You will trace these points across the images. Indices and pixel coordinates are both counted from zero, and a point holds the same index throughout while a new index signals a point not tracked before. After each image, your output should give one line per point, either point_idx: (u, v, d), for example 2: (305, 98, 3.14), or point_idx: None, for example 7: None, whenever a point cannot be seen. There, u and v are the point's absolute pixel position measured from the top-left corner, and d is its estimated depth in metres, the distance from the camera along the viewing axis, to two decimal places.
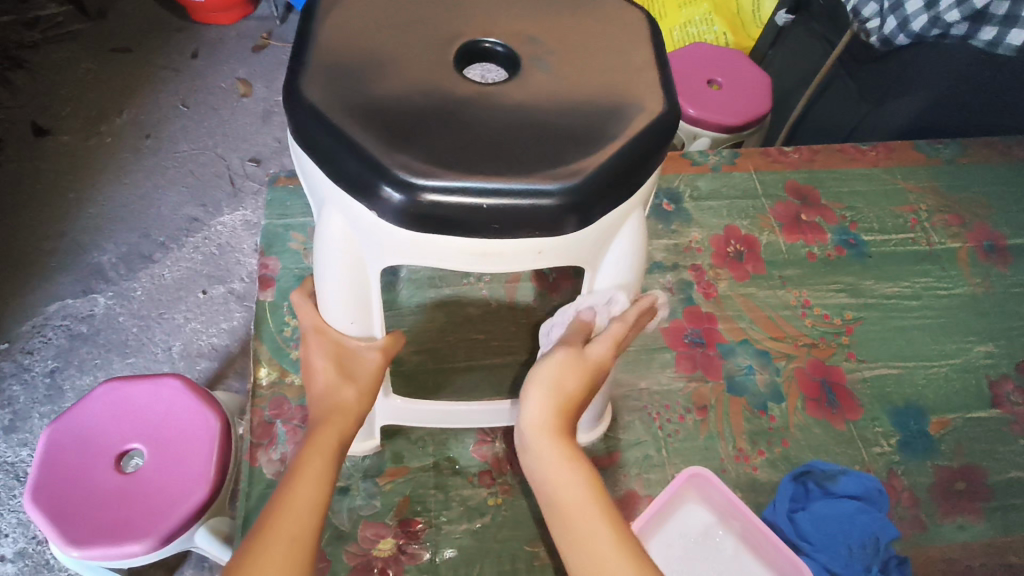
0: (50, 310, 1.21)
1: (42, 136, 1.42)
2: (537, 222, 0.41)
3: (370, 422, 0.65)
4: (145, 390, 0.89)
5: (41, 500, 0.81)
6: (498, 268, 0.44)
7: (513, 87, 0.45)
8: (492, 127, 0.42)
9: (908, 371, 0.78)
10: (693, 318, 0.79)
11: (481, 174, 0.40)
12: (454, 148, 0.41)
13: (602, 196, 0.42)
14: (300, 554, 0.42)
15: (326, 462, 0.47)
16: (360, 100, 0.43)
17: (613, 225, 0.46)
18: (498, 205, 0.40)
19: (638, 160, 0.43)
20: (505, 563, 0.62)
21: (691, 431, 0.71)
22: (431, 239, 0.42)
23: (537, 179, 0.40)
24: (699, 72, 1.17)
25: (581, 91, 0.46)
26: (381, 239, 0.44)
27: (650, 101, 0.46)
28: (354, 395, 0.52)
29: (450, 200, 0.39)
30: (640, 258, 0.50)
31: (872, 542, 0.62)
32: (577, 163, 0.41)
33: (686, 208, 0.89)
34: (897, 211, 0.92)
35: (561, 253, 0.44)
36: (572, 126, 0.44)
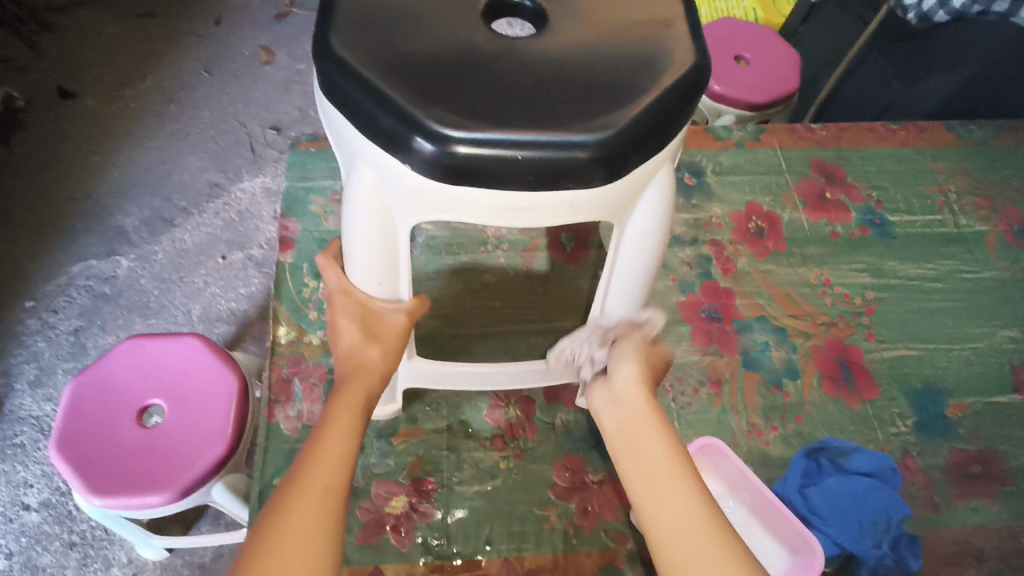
0: (74, 270, 1.23)
1: (68, 98, 1.44)
2: (567, 176, 0.41)
3: (392, 386, 0.65)
4: (165, 348, 0.91)
5: (65, 449, 0.83)
6: (528, 222, 0.44)
7: (540, 42, 0.45)
8: (521, 79, 0.42)
9: (928, 353, 0.77)
10: (711, 293, 0.79)
11: (513, 126, 0.39)
12: (484, 100, 0.40)
13: (630, 151, 0.42)
14: (330, 506, 0.43)
15: (354, 418, 0.49)
16: (389, 48, 0.42)
17: (641, 181, 0.45)
18: (532, 156, 0.40)
19: (667, 116, 0.43)
20: (515, 524, 0.63)
21: (704, 404, 0.71)
22: (463, 193, 0.42)
23: (569, 130, 0.40)
24: (728, 47, 1.14)
25: (610, 45, 0.45)
26: (411, 194, 0.43)
27: (681, 55, 0.45)
28: (377, 355, 0.52)
29: (483, 152, 0.39)
30: (668, 217, 0.50)
31: (884, 518, 0.62)
32: (607, 116, 0.41)
33: (708, 182, 0.88)
34: (924, 192, 0.90)
35: (591, 208, 0.44)
36: (601, 78, 0.43)
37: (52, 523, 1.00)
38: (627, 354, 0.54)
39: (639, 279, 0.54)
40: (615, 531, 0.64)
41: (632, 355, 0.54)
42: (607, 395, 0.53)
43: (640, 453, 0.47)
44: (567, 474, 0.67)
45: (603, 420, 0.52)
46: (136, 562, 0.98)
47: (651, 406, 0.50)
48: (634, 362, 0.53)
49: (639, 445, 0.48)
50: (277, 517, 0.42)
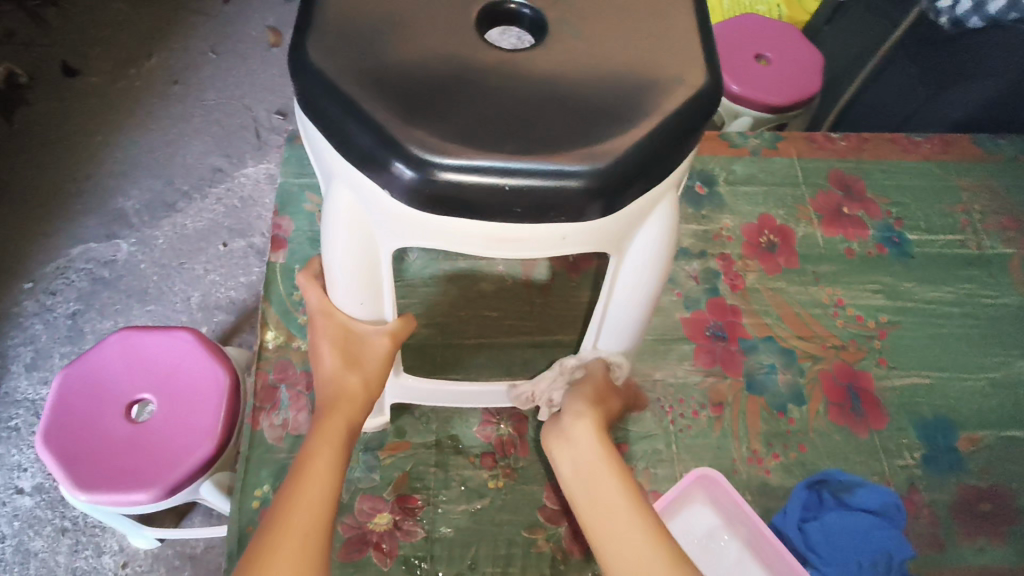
0: (74, 252, 1.22)
1: (73, 76, 1.41)
2: (559, 208, 0.38)
3: (380, 401, 0.63)
4: (157, 342, 0.89)
5: (51, 442, 0.82)
6: (517, 252, 0.41)
7: (539, 56, 0.41)
8: (514, 98, 0.39)
9: (941, 382, 0.74)
10: (716, 310, 0.76)
11: (502, 151, 0.37)
12: (474, 121, 0.37)
13: (630, 181, 0.39)
14: (311, 550, 0.41)
15: (337, 455, 0.47)
16: (373, 59, 0.39)
17: (642, 208, 0.42)
18: (521, 186, 0.37)
19: (672, 141, 0.40)
20: (502, 547, 0.61)
21: (704, 428, 0.69)
22: (448, 221, 0.39)
23: (562, 159, 0.37)
24: (749, 45, 1.10)
25: (613, 60, 0.42)
26: (394, 219, 0.41)
27: (690, 74, 0.42)
28: (359, 383, 0.51)
29: (470, 180, 0.36)
30: (670, 243, 0.47)
31: (885, 559, 0.59)
32: (606, 142, 0.38)
33: (720, 192, 0.84)
34: (947, 210, 0.86)
35: (587, 238, 0.41)
36: (602, 98, 0.40)
37: (45, 508, 1.00)
38: (579, 395, 0.56)
39: (636, 302, 0.50)
40: None
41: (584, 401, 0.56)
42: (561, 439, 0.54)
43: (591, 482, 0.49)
44: (557, 496, 0.64)
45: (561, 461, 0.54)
46: (127, 551, 0.97)
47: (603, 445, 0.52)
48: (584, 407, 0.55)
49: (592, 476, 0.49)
50: (258, 562, 0.40)
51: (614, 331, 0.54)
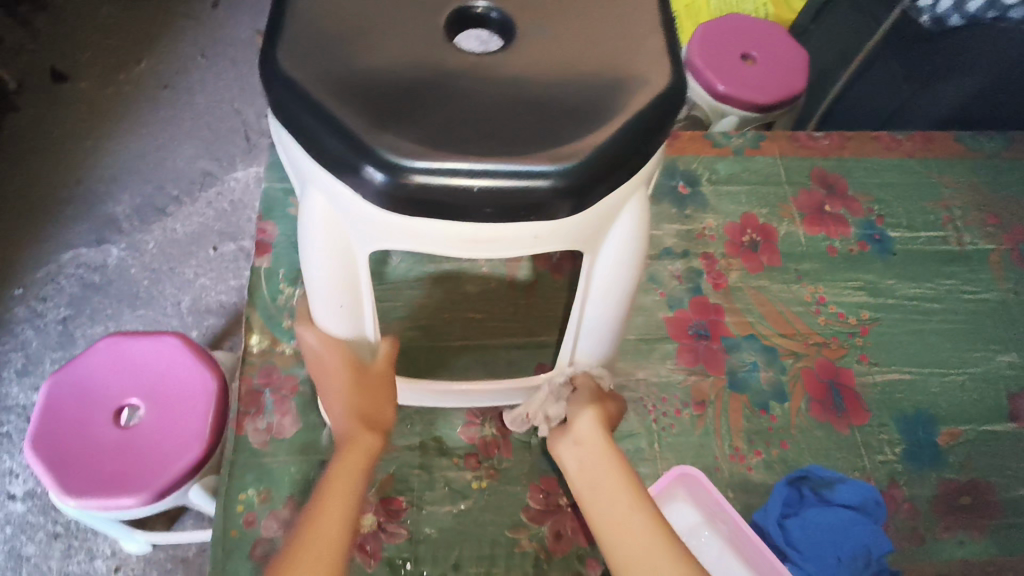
0: (65, 258, 1.22)
1: (62, 81, 1.41)
2: (528, 208, 0.38)
3: None
4: (145, 347, 0.90)
5: (41, 449, 0.82)
6: (490, 253, 0.42)
7: (508, 60, 0.42)
8: (481, 101, 0.39)
9: (922, 378, 0.74)
10: (699, 309, 0.76)
11: (470, 154, 0.37)
12: (441, 125, 0.38)
13: (597, 181, 0.39)
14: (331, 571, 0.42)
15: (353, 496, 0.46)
16: (341, 65, 0.40)
17: (612, 207, 0.43)
18: (489, 187, 0.37)
19: (639, 141, 0.40)
20: (485, 547, 0.62)
21: (686, 426, 0.69)
22: (419, 222, 0.40)
23: (529, 159, 0.37)
24: (734, 45, 1.10)
25: (580, 62, 0.42)
26: (367, 222, 0.41)
27: (657, 75, 0.42)
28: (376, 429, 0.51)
29: (439, 183, 0.37)
30: (643, 241, 0.47)
31: (864, 554, 0.60)
32: (572, 143, 0.38)
33: (703, 191, 0.85)
34: (928, 207, 0.87)
35: (559, 238, 0.42)
36: (569, 100, 0.40)
37: (36, 513, 1.00)
38: (581, 401, 0.57)
39: (613, 300, 0.51)
40: (588, 556, 0.62)
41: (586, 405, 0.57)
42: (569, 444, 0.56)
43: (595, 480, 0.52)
44: (541, 496, 0.65)
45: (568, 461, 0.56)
46: (119, 556, 0.97)
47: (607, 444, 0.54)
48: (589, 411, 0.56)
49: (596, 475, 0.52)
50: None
51: (594, 330, 0.54)
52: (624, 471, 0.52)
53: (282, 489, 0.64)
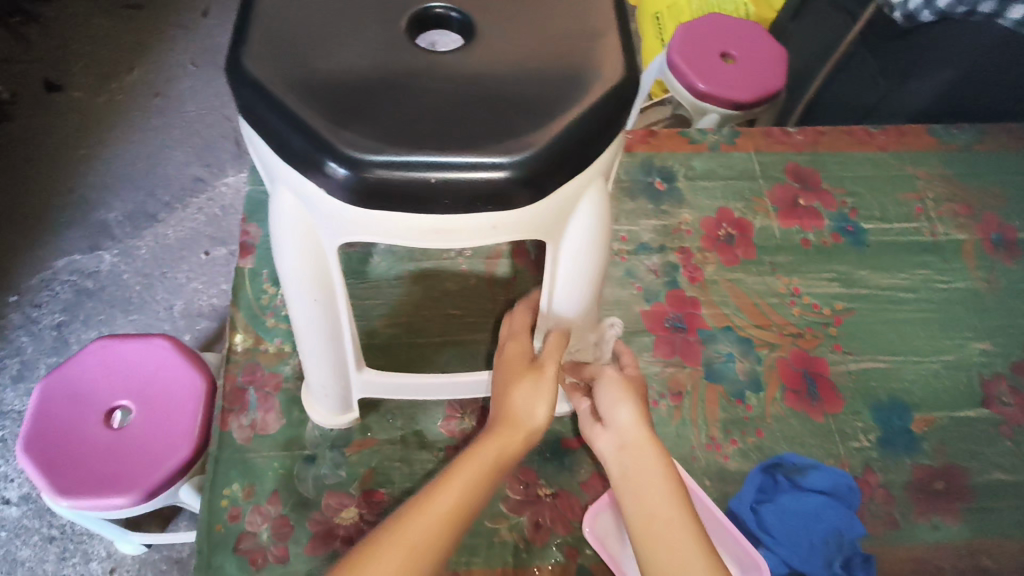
0: (58, 265, 1.23)
1: (54, 91, 1.43)
2: (486, 198, 0.40)
3: (347, 397, 0.63)
4: (135, 350, 0.91)
5: (34, 451, 0.84)
6: (454, 244, 0.43)
7: (467, 58, 0.43)
8: (437, 97, 0.41)
9: (896, 366, 0.76)
10: (675, 302, 0.78)
11: (428, 147, 0.39)
12: (398, 121, 0.39)
13: (552, 171, 0.41)
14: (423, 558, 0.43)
15: (458, 521, 0.45)
16: (304, 66, 0.42)
17: (571, 198, 0.45)
18: (448, 179, 0.39)
19: (592, 133, 0.42)
20: (466, 537, 0.63)
21: (663, 417, 0.71)
22: (383, 215, 0.41)
23: (484, 152, 0.39)
24: (713, 44, 1.12)
25: (536, 59, 0.44)
26: (332, 216, 0.43)
27: (610, 69, 0.43)
28: (543, 419, 0.51)
29: (398, 176, 0.38)
30: (605, 231, 0.49)
31: (836, 537, 0.61)
32: (526, 135, 0.40)
33: (679, 187, 0.86)
34: (902, 199, 0.88)
35: (519, 228, 0.43)
36: (525, 95, 0.42)
37: (32, 517, 1.01)
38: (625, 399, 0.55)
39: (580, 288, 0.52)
40: (566, 545, 0.63)
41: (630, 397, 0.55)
42: (613, 440, 0.54)
43: (638, 481, 0.51)
44: (520, 487, 0.66)
45: (609, 458, 0.54)
46: (114, 557, 0.99)
47: (655, 448, 0.52)
48: (634, 407, 0.55)
49: (641, 475, 0.51)
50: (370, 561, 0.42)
51: (563, 320, 0.56)
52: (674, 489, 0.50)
53: (266, 483, 0.65)
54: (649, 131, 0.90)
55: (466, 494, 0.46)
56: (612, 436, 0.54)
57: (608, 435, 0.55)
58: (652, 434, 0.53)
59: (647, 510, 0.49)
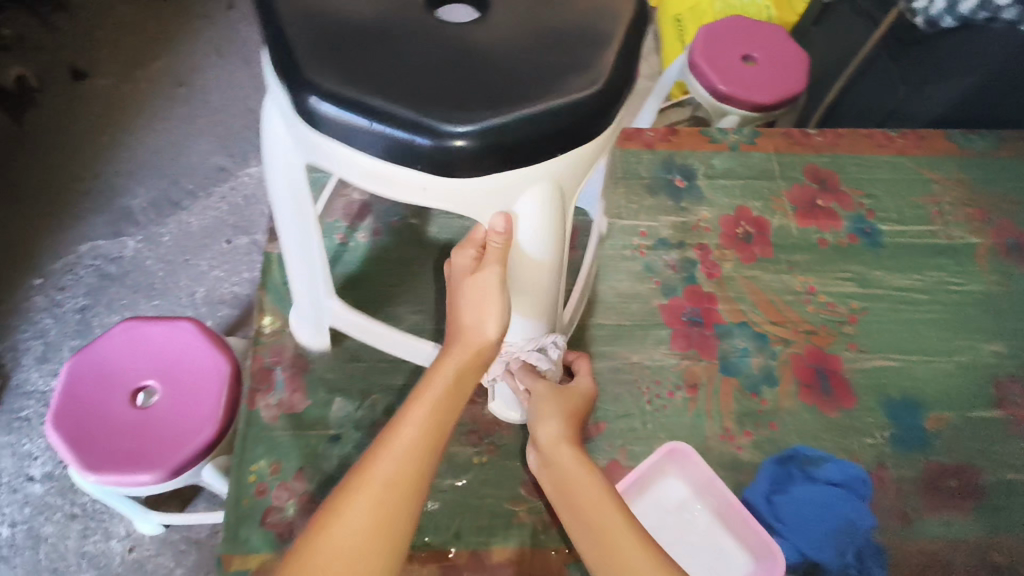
0: (83, 249, 1.26)
1: (80, 79, 1.46)
2: (411, 155, 0.46)
3: (319, 319, 0.69)
4: (162, 331, 0.93)
5: (62, 426, 0.86)
6: (386, 190, 0.50)
7: (486, 39, 0.49)
8: (421, 63, 0.47)
9: (910, 365, 0.77)
10: (693, 297, 0.79)
11: (379, 96, 0.45)
12: (375, 70, 0.47)
13: (475, 157, 0.46)
14: (396, 495, 0.48)
15: (423, 449, 0.50)
16: (333, 28, 0.49)
17: (504, 188, 0.50)
18: (382, 127, 0.45)
19: (527, 136, 0.46)
20: (485, 517, 0.65)
21: (679, 408, 0.72)
22: (336, 146, 0.48)
23: (423, 115, 0.45)
24: (734, 46, 1.13)
25: (541, 58, 0.49)
26: (304, 139, 0.50)
27: (583, 81, 0.48)
28: (494, 335, 0.56)
29: (344, 112, 0.46)
30: (547, 232, 0.53)
31: (849, 527, 0.64)
32: (466, 113, 0.45)
33: (699, 185, 0.88)
34: (918, 202, 0.89)
35: (444, 194, 0.49)
36: (499, 80, 0.47)
37: (54, 495, 1.03)
38: (550, 411, 0.62)
39: (524, 279, 0.57)
40: None
41: (555, 412, 0.62)
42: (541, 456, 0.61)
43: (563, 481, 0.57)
44: None
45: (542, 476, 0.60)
46: (134, 535, 1.01)
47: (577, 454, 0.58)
48: (557, 422, 0.61)
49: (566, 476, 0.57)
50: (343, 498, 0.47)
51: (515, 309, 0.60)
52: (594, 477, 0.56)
53: (292, 461, 0.67)
54: (669, 129, 0.92)
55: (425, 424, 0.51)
56: (539, 456, 0.61)
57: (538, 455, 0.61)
58: (574, 445, 0.59)
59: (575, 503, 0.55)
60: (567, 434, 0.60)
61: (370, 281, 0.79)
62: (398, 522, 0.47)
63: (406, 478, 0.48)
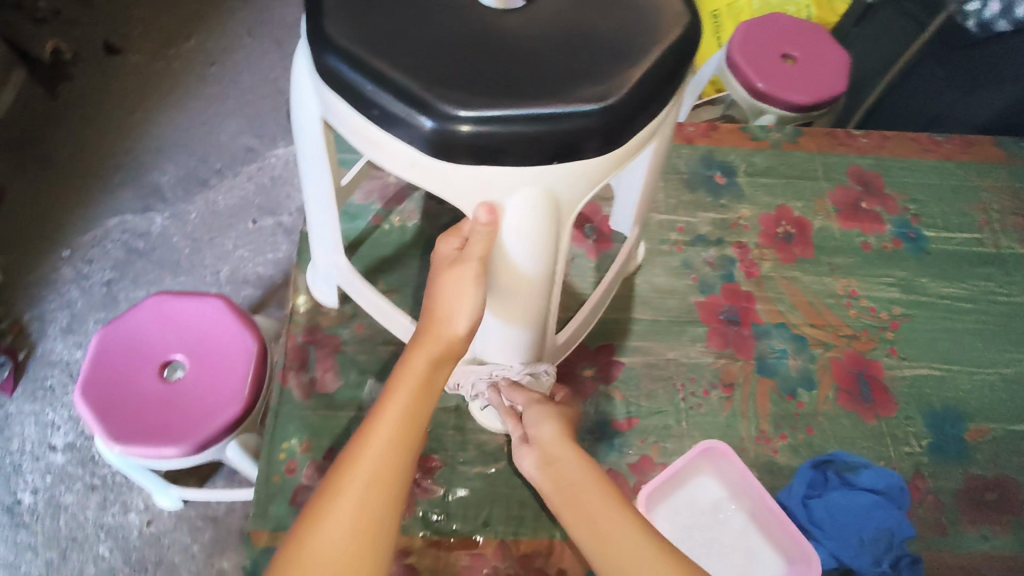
0: (111, 223, 1.27)
1: (114, 54, 1.47)
2: (403, 128, 0.46)
3: (327, 274, 0.70)
4: (191, 307, 0.93)
5: (90, 396, 0.86)
6: (379, 158, 0.50)
7: (526, 32, 0.49)
8: (443, 44, 0.47)
9: (952, 375, 0.75)
10: (731, 295, 0.78)
11: (389, 66, 0.46)
12: (396, 43, 0.47)
13: (462, 148, 0.46)
14: (377, 496, 0.45)
15: (402, 445, 0.47)
16: (372, 8, 0.49)
17: (491, 178, 0.48)
18: (380, 94, 0.46)
19: (520, 135, 0.45)
20: (514, 508, 0.64)
21: (714, 407, 0.71)
22: (344, 108, 0.49)
23: (424, 91, 0.45)
24: (776, 44, 1.11)
25: (574, 59, 0.48)
26: (321, 98, 0.51)
27: (601, 90, 0.46)
28: (464, 330, 0.53)
29: (352, 75, 0.46)
30: (532, 238, 0.50)
31: (887, 536, 0.62)
32: (464, 98, 0.45)
33: (740, 182, 0.86)
34: (966, 209, 0.87)
35: (431, 174, 0.49)
36: (515, 73, 0.46)
37: (75, 465, 1.04)
38: (544, 415, 0.57)
39: (507, 285, 0.54)
40: None
41: (548, 415, 0.57)
42: (537, 459, 0.55)
43: (564, 483, 0.52)
44: None
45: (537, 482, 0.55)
46: (152, 509, 1.00)
47: (578, 453, 0.54)
48: (552, 424, 0.57)
49: (569, 478, 0.52)
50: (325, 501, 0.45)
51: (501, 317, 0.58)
52: (598, 477, 0.52)
53: (323, 440, 0.67)
54: (711, 124, 0.91)
55: (403, 420, 0.48)
56: (535, 459, 0.55)
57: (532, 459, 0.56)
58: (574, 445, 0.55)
59: (581, 505, 0.51)
60: (564, 434, 0.56)
61: (402, 265, 0.79)
62: (384, 523, 0.45)
63: (391, 474, 0.46)
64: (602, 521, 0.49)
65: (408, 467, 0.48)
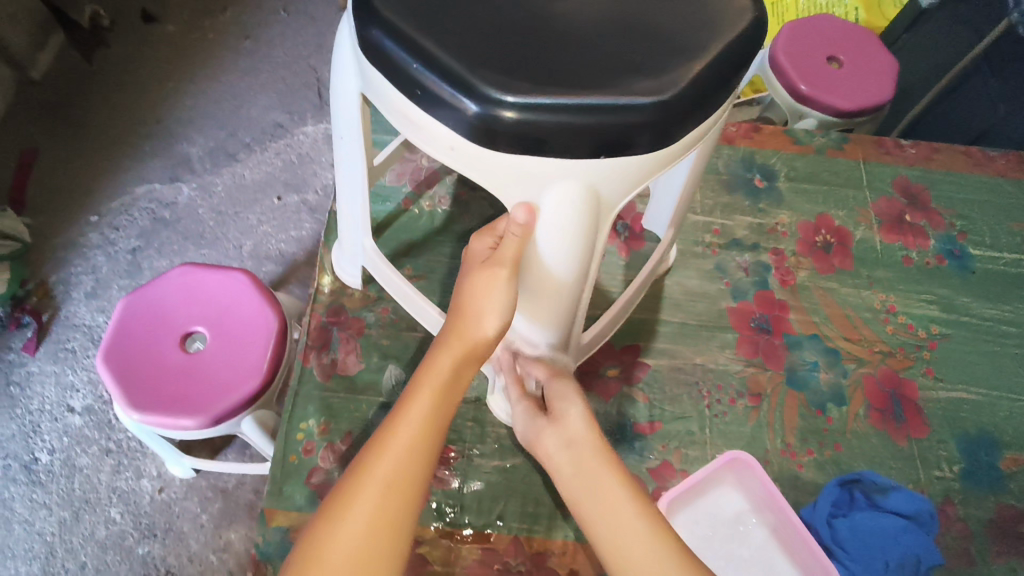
0: (139, 191, 1.27)
1: (150, 23, 1.47)
2: (445, 109, 0.45)
3: (354, 255, 0.69)
4: (215, 280, 0.93)
5: (111, 363, 0.87)
6: (417, 140, 0.48)
7: (578, 18, 0.47)
8: (492, 24, 0.46)
9: (989, 400, 0.72)
10: (763, 303, 0.75)
11: (433, 43, 0.44)
12: (442, 21, 0.46)
13: (504, 134, 0.44)
14: (393, 498, 0.44)
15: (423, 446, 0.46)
16: None
17: (531, 172, 0.46)
18: (424, 72, 0.44)
19: (565, 124, 0.43)
20: (529, 505, 0.63)
21: (739, 416, 0.69)
22: (386, 85, 0.48)
23: (468, 70, 0.43)
24: (823, 46, 1.08)
25: (626, 50, 0.46)
26: (362, 73, 0.50)
27: (652, 85, 0.44)
28: (493, 332, 0.51)
29: (396, 50, 0.45)
30: (569, 236, 0.49)
31: (913, 562, 0.60)
32: (509, 82, 0.43)
33: (779, 187, 0.84)
34: (1015, 229, 0.84)
35: (470, 162, 0.47)
36: (563, 60, 0.44)
37: (92, 429, 1.05)
38: (570, 395, 0.55)
39: (541, 282, 0.53)
40: None
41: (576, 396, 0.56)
42: (559, 441, 0.53)
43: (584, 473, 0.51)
44: None
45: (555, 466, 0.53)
46: (164, 478, 1.01)
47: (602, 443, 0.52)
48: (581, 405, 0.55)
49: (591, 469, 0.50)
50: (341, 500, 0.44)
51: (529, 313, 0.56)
52: (620, 474, 0.50)
53: (342, 423, 0.66)
54: (753, 126, 0.88)
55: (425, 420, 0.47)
56: (556, 439, 0.53)
57: (553, 440, 0.54)
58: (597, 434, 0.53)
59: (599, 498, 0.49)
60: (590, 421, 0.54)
61: (429, 251, 0.77)
62: (401, 525, 0.44)
63: (413, 476, 0.45)
64: (620, 521, 0.48)
65: (427, 467, 0.46)
